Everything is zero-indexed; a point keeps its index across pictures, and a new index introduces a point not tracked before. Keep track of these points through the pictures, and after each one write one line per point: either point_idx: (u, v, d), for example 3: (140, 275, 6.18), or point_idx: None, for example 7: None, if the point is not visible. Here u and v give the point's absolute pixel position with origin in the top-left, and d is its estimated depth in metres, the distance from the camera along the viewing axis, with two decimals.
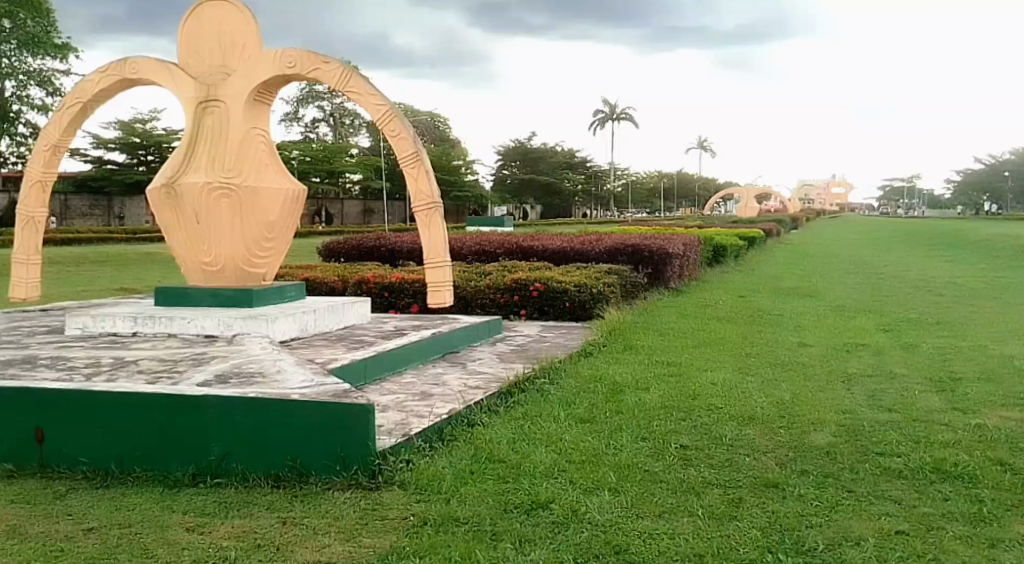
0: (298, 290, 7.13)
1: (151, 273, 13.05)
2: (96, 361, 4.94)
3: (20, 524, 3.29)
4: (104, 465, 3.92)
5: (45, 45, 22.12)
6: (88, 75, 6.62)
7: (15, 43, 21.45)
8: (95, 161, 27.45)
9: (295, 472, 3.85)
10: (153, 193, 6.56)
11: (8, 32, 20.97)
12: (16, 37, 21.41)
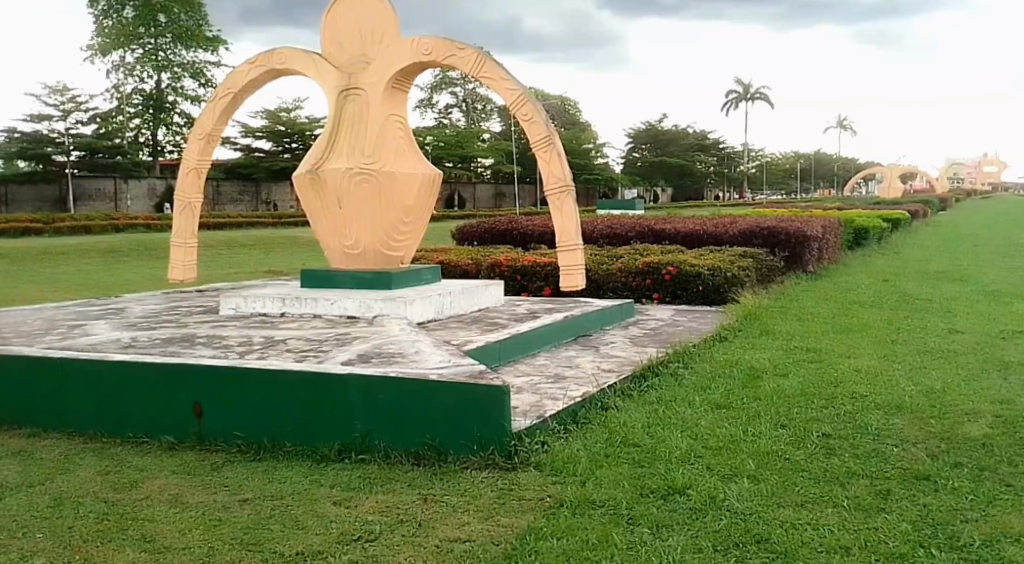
0: (434, 273, 7.24)
1: (295, 257, 13.68)
2: (248, 340, 5.19)
3: (182, 494, 3.47)
4: (257, 438, 4.11)
5: (196, 39, 26.87)
6: (239, 66, 6.94)
7: (170, 36, 26.36)
8: (244, 148, 28.71)
9: (434, 451, 3.90)
10: (298, 180, 6.82)
11: (163, 26, 26.01)
12: (172, 31, 26.36)
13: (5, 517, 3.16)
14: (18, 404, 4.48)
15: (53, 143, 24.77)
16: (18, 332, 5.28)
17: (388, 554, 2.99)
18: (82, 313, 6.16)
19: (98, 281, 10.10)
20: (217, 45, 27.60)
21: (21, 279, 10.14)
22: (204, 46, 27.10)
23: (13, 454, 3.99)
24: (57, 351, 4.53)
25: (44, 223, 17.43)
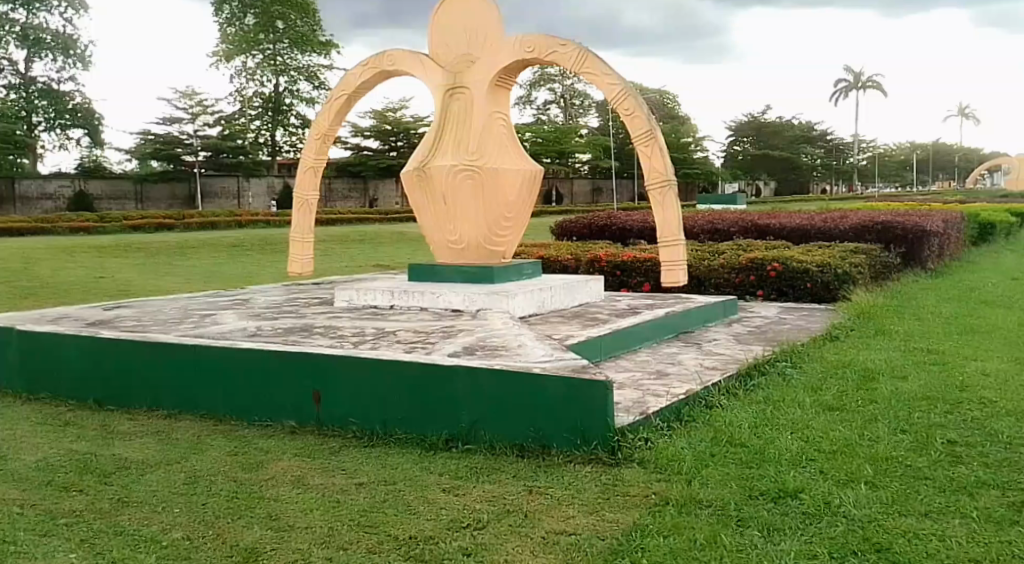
0: (536, 268, 7.29)
1: (402, 252, 14.03)
2: (361, 331, 5.38)
3: (303, 475, 3.64)
4: (371, 426, 4.26)
5: (311, 43, 27.89)
6: (352, 69, 7.18)
7: (287, 41, 27.45)
8: (354, 147, 29.56)
9: (538, 444, 3.95)
10: (406, 176, 6.99)
11: (281, 32, 27.10)
12: (288, 36, 27.44)
13: (145, 491, 3.39)
14: (154, 388, 4.77)
15: (183, 144, 26.30)
16: (154, 320, 5.63)
17: (497, 544, 3.05)
18: (210, 303, 6.51)
19: (220, 274, 10.63)
20: (330, 49, 28.55)
21: (153, 271, 10.78)
22: (317, 50, 28.05)
23: (152, 433, 4.27)
24: (190, 340, 4.81)
25: (175, 219, 18.60)
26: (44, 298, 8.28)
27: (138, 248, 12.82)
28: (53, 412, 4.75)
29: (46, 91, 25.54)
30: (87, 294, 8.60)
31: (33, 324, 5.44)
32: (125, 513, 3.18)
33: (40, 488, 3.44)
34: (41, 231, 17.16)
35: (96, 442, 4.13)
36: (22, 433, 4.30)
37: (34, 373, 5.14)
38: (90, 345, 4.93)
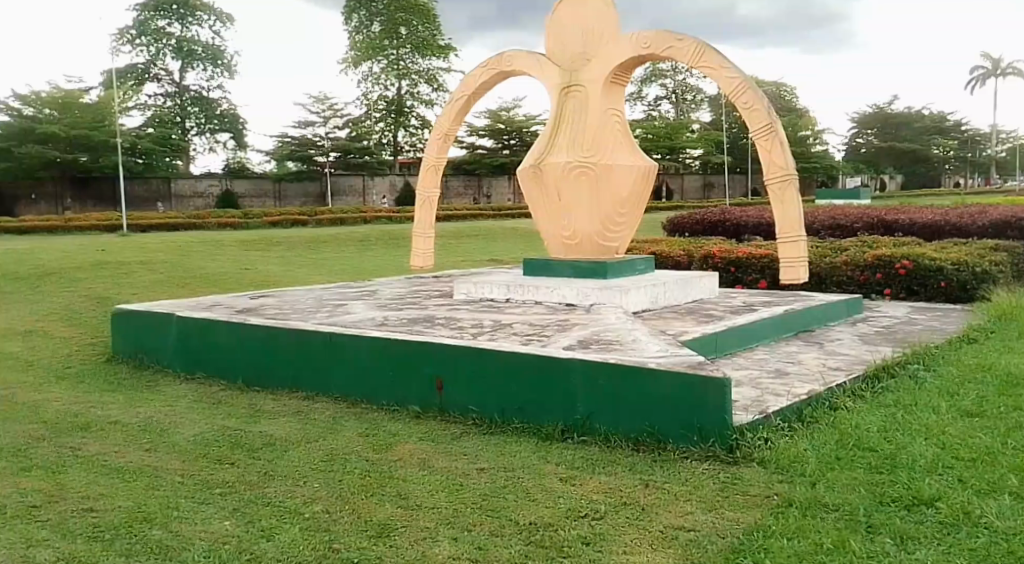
0: (649, 263, 7.27)
1: (519, 247, 14.22)
2: (479, 323, 5.53)
3: (428, 457, 3.82)
4: (490, 414, 4.39)
5: (431, 48, 28.60)
6: (472, 70, 7.38)
7: (410, 47, 28.22)
8: (469, 146, 30.02)
9: (653, 439, 3.98)
10: (522, 173, 7.12)
11: (404, 38, 27.89)
12: (411, 42, 28.19)
13: (287, 466, 3.63)
14: (292, 371, 5.07)
15: (316, 146, 27.61)
16: (292, 309, 5.96)
17: (615, 534, 3.11)
18: (338, 295, 6.83)
19: (347, 267, 11.08)
20: (449, 53, 29.16)
21: (286, 263, 11.35)
22: (437, 55, 28.70)
23: (291, 413, 4.54)
24: (325, 328, 5.08)
25: (308, 215, 19.48)
26: (193, 288, 8.87)
27: (275, 242, 13.52)
28: (205, 391, 5.11)
29: (198, 99, 28.85)
30: (227, 283, 9.17)
31: (190, 310, 5.86)
32: (271, 485, 3.41)
33: (196, 460, 3.74)
34: (192, 226, 18.47)
35: (245, 419, 4.45)
36: (179, 409, 4.66)
37: (189, 354, 5.54)
38: (238, 329, 5.28)
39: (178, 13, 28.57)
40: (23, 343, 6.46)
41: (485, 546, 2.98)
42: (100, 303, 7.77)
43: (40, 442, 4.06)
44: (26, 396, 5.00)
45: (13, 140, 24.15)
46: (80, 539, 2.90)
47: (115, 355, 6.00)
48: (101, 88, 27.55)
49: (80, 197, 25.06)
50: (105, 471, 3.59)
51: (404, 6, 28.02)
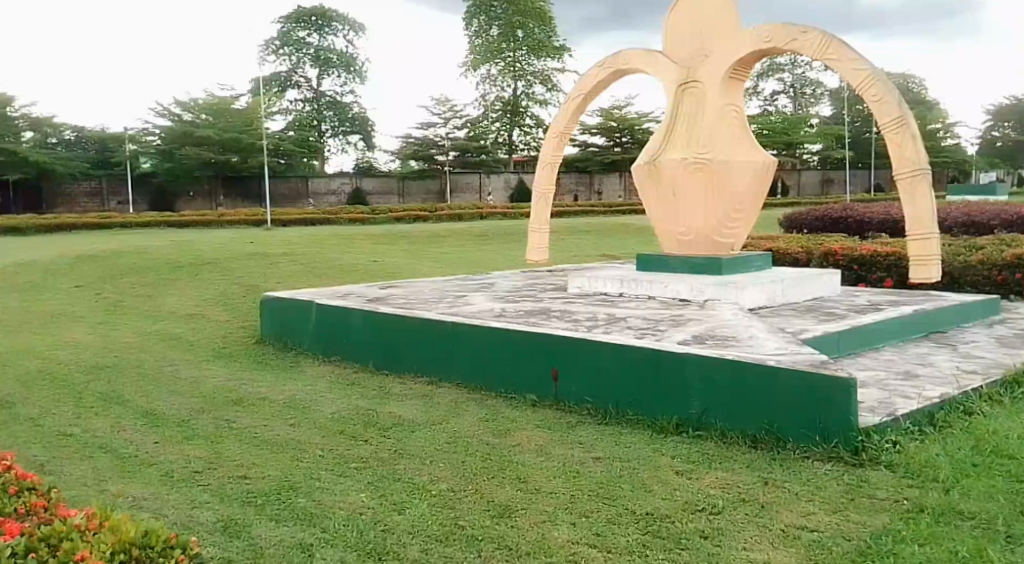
0: (765, 260, 7.11)
1: (634, 243, 14.15)
2: (594, 316, 5.56)
3: (545, 445, 3.92)
4: (604, 405, 4.42)
5: (546, 49, 28.77)
6: (590, 69, 7.43)
7: (526, 49, 28.43)
8: (581, 143, 30.11)
9: (771, 437, 3.90)
10: (637, 170, 7.10)
11: (520, 41, 28.14)
12: (527, 44, 28.39)
13: (416, 447, 3.88)
14: (414, 357, 5.27)
15: (437, 146, 28.31)
16: (416, 299, 6.18)
17: (735, 530, 3.09)
18: (456, 287, 7.00)
19: (468, 260, 11.33)
20: (564, 53, 29.22)
21: (412, 256, 11.71)
22: (551, 56, 28.83)
23: (417, 398, 4.73)
24: (447, 317, 5.24)
25: (428, 211, 20.03)
26: (328, 278, 9.27)
27: (401, 236, 13.97)
28: (340, 373, 5.37)
29: (333, 103, 30.19)
30: (352, 273, 9.56)
31: (326, 298, 6.16)
32: (400, 463, 3.68)
33: (334, 436, 4.05)
34: (325, 221, 19.41)
35: (376, 400, 4.68)
36: (319, 389, 4.93)
37: (325, 337, 5.82)
38: (364, 317, 5.53)
39: (316, 24, 29.80)
40: (183, 324, 6.95)
41: (602, 533, 3.06)
42: (249, 290, 8.25)
43: (199, 415, 4.44)
44: (184, 372, 5.40)
45: (177, 143, 26.34)
46: (236, 504, 3.24)
47: (263, 336, 6.38)
48: (248, 94, 29.22)
49: (231, 195, 27.11)
50: (252, 445, 3.89)
51: (521, 9, 28.29)
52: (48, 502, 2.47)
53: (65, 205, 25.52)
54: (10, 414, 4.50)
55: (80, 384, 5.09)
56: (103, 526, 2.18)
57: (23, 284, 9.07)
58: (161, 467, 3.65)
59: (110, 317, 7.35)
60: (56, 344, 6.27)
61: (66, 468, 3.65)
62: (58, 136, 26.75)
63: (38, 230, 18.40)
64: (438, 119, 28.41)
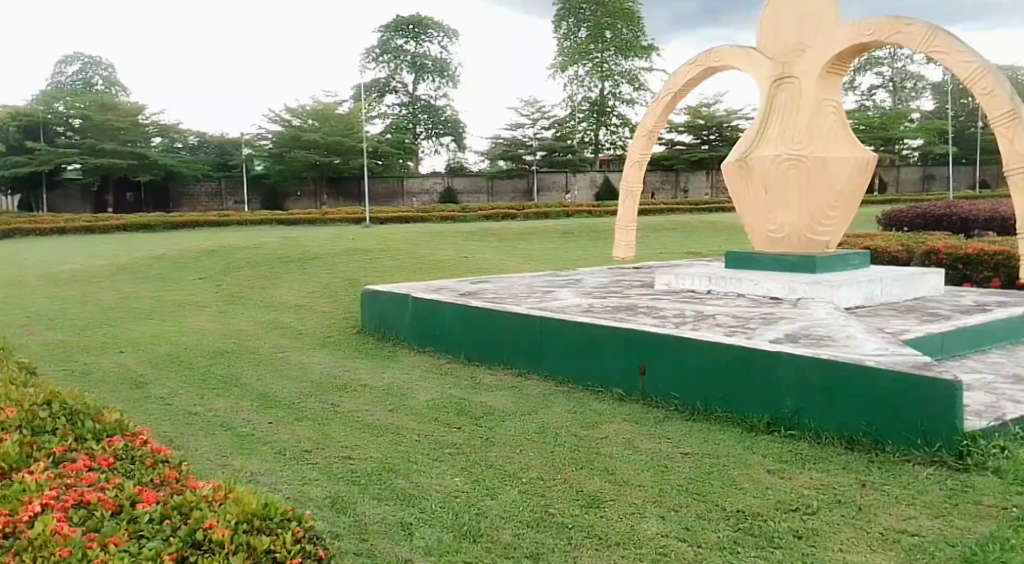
0: (863, 258, 6.87)
1: (725, 241, 13.87)
2: (683, 313, 5.49)
3: (634, 439, 3.91)
4: (693, 401, 4.36)
5: (635, 48, 28.55)
6: (681, 66, 7.36)
7: (614, 49, 28.30)
8: (667, 142, 29.36)
9: (869, 439, 3.76)
10: (729, 167, 6.97)
11: (608, 41, 28.00)
12: (615, 45, 28.25)
13: (507, 436, 3.96)
14: (503, 350, 5.32)
15: (525, 147, 28.26)
16: (506, 294, 6.24)
17: (830, 532, 3.00)
18: (545, 282, 7.03)
19: (556, 257, 11.34)
20: (652, 53, 28.93)
21: (502, 253, 11.80)
22: (640, 54, 28.58)
23: (508, 389, 4.78)
24: (537, 311, 5.27)
25: (516, 209, 20.16)
26: (423, 273, 9.43)
27: (490, 233, 14.09)
28: (434, 363, 5.48)
29: (428, 106, 30.69)
30: (443, 269, 9.72)
31: (421, 291, 6.28)
32: (492, 450, 3.77)
33: (429, 422, 4.17)
34: (417, 220, 19.78)
35: (467, 390, 4.75)
36: (415, 378, 5.04)
37: (419, 329, 5.93)
38: (455, 309, 5.61)
39: (413, 32, 30.48)
40: (291, 314, 7.22)
41: (693, 527, 3.03)
42: (350, 284, 8.48)
43: (307, 398, 4.61)
44: (293, 358, 5.61)
45: (287, 146, 27.00)
46: (342, 482, 3.42)
47: (362, 328, 6.56)
48: (350, 100, 30.10)
49: (334, 194, 28.54)
50: (355, 431, 4.04)
51: (610, 10, 28.10)
52: (180, 472, 2.62)
53: (189, 204, 27.80)
54: (142, 393, 4.77)
55: (202, 366, 5.36)
56: (228, 498, 2.32)
57: (153, 275, 9.63)
58: (275, 445, 3.85)
59: (228, 306, 7.69)
60: (180, 330, 6.61)
61: (191, 444, 3.89)
62: (183, 141, 28.01)
63: (165, 226, 19.43)
64: (526, 119, 28.53)
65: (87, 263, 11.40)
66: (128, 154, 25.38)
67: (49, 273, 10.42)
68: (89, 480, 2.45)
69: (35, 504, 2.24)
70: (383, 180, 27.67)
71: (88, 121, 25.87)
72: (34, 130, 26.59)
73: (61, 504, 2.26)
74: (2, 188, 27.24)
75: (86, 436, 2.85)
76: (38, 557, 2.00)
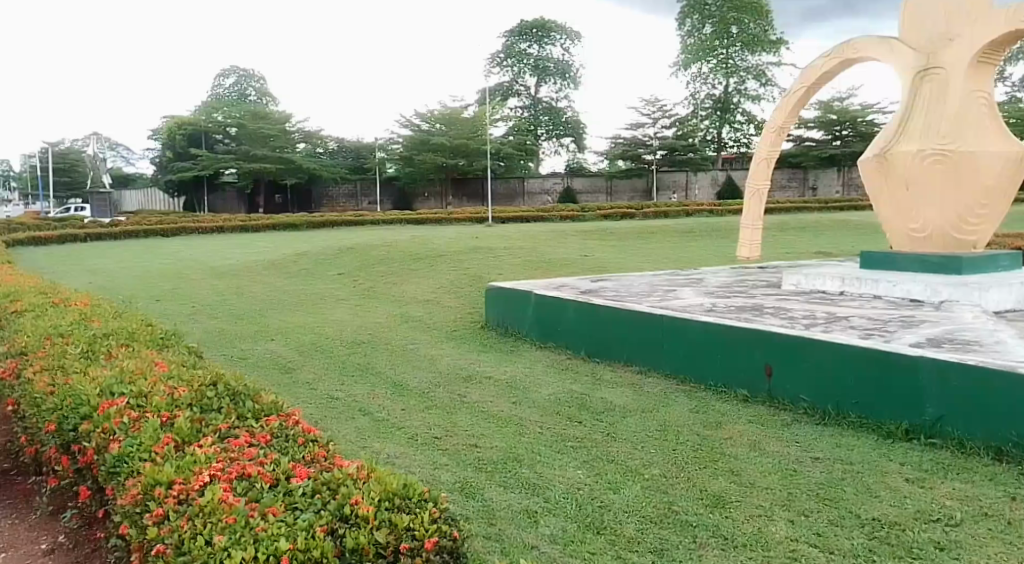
0: (1014, 260, 6.44)
1: (857, 240, 13.26)
2: (813, 314, 5.30)
3: (760, 441, 3.82)
4: (823, 405, 4.21)
5: (763, 43, 27.72)
6: (815, 60, 7.12)
7: (740, 44, 27.60)
8: (796, 138, 28.41)
9: (1020, 450, 3.51)
10: (866, 163, 6.68)
11: (734, 37, 27.33)
12: (741, 40, 27.53)
13: (631, 432, 3.94)
14: (624, 346, 5.29)
15: (645, 146, 27.70)
16: (627, 292, 6.20)
17: (975, 545, 2.84)
18: (668, 281, 6.95)
19: (678, 256, 11.18)
20: (781, 47, 28.03)
21: (623, 251, 11.74)
22: (768, 49, 27.74)
23: (628, 386, 4.76)
24: (660, 310, 5.21)
25: (636, 208, 19.99)
26: (544, 271, 9.49)
27: (610, 232, 14.03)
28: (554, 359, 5.51)
29: (549, 109, 30.90)
30: (565, 267, 9.76)
31: (544, 288, 6.33)
32: (614, 445, 3.77)
33: (551, 415, 4.20)
34: (540, 220, 19.94)
35: (589, 386, 4.76)
36: (537, 372, 5.10)
37: (542, 325, 5.98)
38: (578, 305, 5.63)
39: (537, 36, 30.71)
40: (421, 308, 7.43)
41: (824, 533, 2.93)
42: (475, 280, 8.64)
43: (437, 387, 4.75)
44: (422, 350, 5.76)
45: (415, 149, 27.64)
46: (470, 469, 3.50)
47: (485, 323, 6.67)
48: (474, 104, 30.67)
49: (459, 194, 29.16)
50: (485, 420, 4.13)
51: (736, 5, 27.37)
52: (329, 451, 2.74)
53: (328, 205, 29.15)
54: (290, 377, 5.05)
55: (342, 355, 5.60)
56: (370, 477, 2.43)
57: (297, 270, 10.13)
58: (409, 431, 3.99)
59: (363, 300, 8.00)
60: (321, 320, 6.94)
61: (334, 426, 4.07)
62: (324, 146, 29.38)
63: (307, 225, 20.42)
64: (647, 119, 28.20)
65: (241, 259, 12.17)
66: (277, 159, 26.77)
67: (208, 267, 11.16)
68: (249, 454, 2.62)
69: (204, 475, 2.44)
70: (504, 181, 28.37)
71: (242, 129, 27.56)
72: (197, 137, 28.31)
73: (227, 476, 2.45)
74: (170, 190, 29.26)
75: (247, 415, 3.03)
76: (209, 522, 2.22)
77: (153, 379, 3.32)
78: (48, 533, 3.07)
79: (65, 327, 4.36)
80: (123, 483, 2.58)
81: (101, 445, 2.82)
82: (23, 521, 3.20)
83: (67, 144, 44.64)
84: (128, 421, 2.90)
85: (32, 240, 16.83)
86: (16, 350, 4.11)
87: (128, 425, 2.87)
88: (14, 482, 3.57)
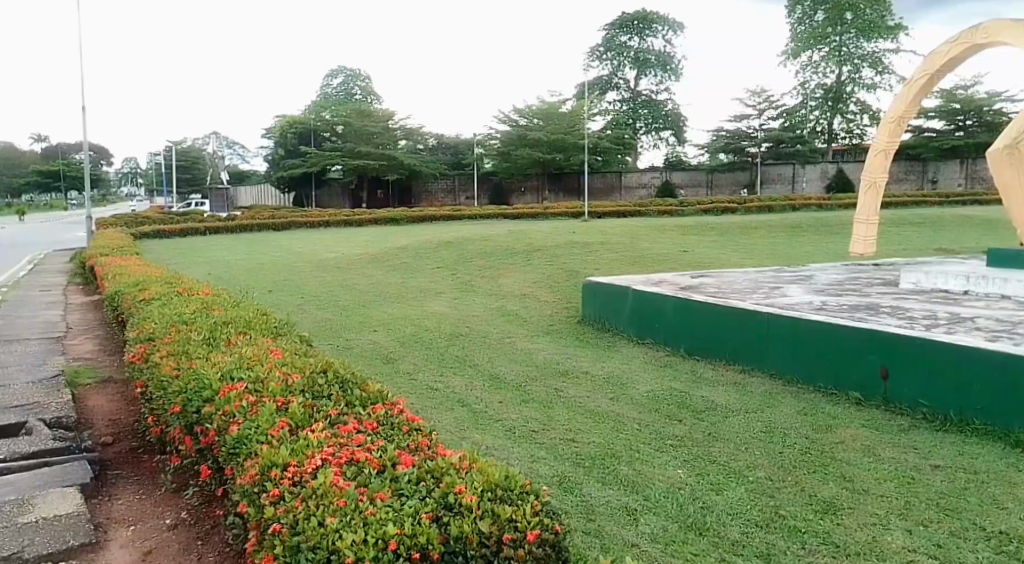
0: None
1: (980, 237, 12.50)
2: (934, 315, 5.02)
3: (873, 445, 3.64)
4: (945, 410, 3.97)
5: (880, 29, 26.44)
6: (940, 45, 6.76)
7: (855, 31, 26.49)
8: (914, 128, 27.04)
9: None
10: (995, 155, 6.28)
11: (849, 23, 26.23)
12: (856, 26, 26.42)
13: (734, 432, 3.82)
14: (727, 344, 5.13)
15: (749, 138, 27.00)
16: (731, 289, 6.03)
17: None
18: (775, 278, 6.71)
19: (782, 252, 10.82)
20: (899, 32, 26.72)
21: (724, 246, 11.44)
22: (885, 35, 26.44)
23: (730, 385, 4.62)
24: (767, 308, 5.04)
25: (738, 202, 19.47)
26: (642, 266, 9.35)
27: (711, 227, 13.70)
28: (653, 355, 5.42)
29: (648, 102, 30.45)
30: (665, 262, 9.59)
31: (643, 284, 6.23)
32: (717, 445, 3.65)
33: (651, 413, 4.11)
34: (637, 213, 19.71)
35: (689, 384, 4.65)
36: (636, 368, 5.02)
37: (642, 322, 5.86)
38: (679, 303, 5.49)
39: (639, 28, 30.31)
40: (518, 302, 7.44)
41: (946, 544, 2.76)
42: (572, 274, 8.61)
43: (534, 381, 4.74)
44: (519, 344, 5.76)
45: (513, 144, 27.77)
46: (568, 463, 3.47)
47: (583, 318, 6.60)
48: (574, 98, 30.61)
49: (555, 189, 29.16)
50: (584, 414, 4.10)
51: None
52: (433, 441, 2.76)
53: (427, 200, 29.70)
54: (392, 367, 5.14)
55: (442, 347, 5.65)
56: (473, 466, 2.42)
57: (399, 263, 10.31)
58: (507, 423, 3.99)
59: (461, 293, 8.08)
60: (424, 313, 7.04)
61: (435, 417, 4.11)
62: (424, 143, 29.88)
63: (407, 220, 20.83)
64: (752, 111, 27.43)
65: (345, 252, 12.48)
66: (379, 155, 27.22)
67: (316, 259, 11.51)
68: (358, 440, 2.66)
69: (316, 459, 2.50)
70: (602, 176, 28.38)
71: (347, 126, 28.25)
72: (308, 136, 29.43)
73: (337, 460, 2.50)
74: (280, 186, 30.44)
75: (355, 402, 3.08)
76: (321, 505, 2.27)
77: (269, 365, 3.43)
78: (170, 509, 3.22)
79: (187, 315, 4.55)
80: (241, 463, 2.67)
81: (221, 426, 2.92)
82: (148, 497, 3.35)
83: (188, 143, 47.02)
84: (246, 404, 3.00)
85: (156, 232, 17.76)
86: (145, 336, 4.31)
87: (246, 409, 2.97)
88: (141, 460, 3.75)
